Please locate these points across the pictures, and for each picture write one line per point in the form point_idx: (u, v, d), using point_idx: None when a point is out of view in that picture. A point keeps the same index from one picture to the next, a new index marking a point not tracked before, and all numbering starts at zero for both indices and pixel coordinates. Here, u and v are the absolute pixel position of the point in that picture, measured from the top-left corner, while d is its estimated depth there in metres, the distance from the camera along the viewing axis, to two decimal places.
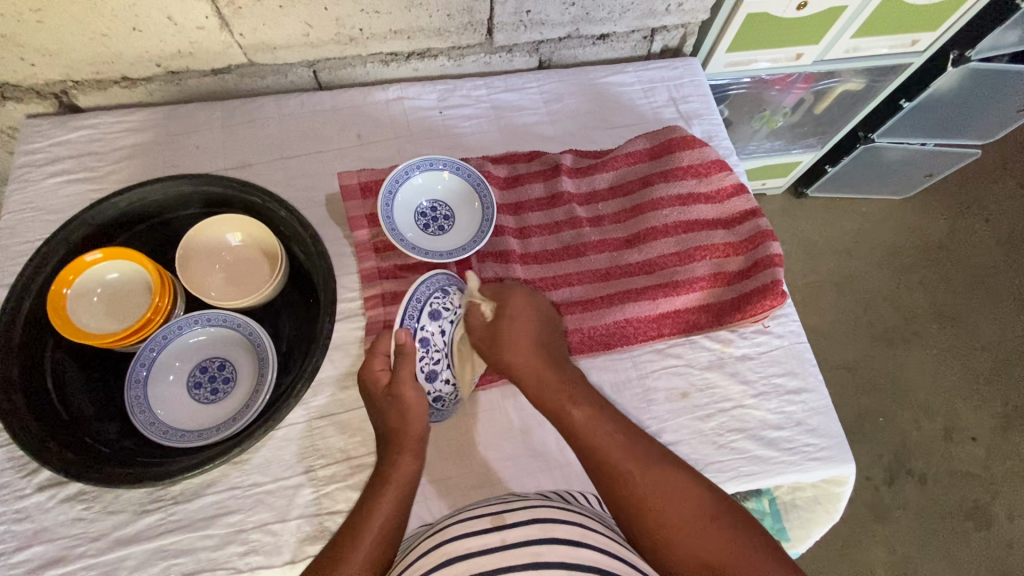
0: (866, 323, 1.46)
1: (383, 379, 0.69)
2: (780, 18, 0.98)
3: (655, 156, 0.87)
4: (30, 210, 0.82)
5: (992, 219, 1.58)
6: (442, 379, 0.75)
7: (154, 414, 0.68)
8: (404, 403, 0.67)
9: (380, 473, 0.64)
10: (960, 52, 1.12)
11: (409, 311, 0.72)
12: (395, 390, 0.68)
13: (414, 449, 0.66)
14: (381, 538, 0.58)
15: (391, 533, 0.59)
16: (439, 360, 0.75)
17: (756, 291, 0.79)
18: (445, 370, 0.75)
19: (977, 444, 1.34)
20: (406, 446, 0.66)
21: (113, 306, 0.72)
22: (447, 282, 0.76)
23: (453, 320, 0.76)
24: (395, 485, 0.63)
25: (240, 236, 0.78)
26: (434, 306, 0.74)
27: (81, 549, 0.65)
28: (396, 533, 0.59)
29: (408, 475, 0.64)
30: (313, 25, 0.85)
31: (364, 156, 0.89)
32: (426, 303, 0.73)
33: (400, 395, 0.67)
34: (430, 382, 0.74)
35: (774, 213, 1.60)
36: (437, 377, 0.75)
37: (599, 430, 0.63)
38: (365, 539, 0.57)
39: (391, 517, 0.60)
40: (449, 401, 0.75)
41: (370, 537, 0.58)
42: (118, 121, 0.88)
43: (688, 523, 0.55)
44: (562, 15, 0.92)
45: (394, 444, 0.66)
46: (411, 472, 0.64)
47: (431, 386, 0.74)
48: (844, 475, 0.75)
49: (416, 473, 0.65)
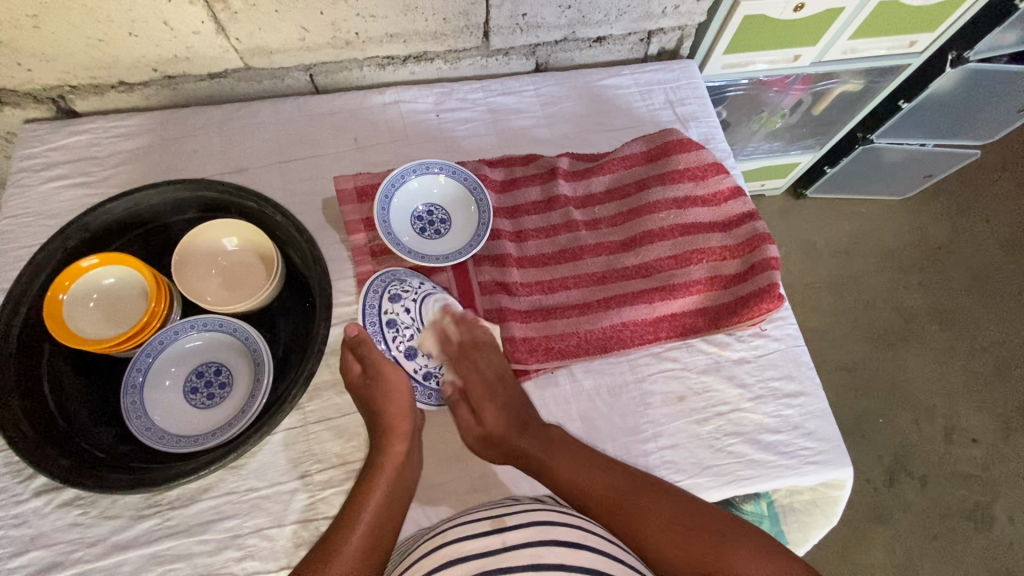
0: (865, 324, 1.45)
1: (355, 369, 0.71)
2: (777, 19, 0.97)
3: (652, 159, 0.87)
4: (28, 215, 0.83)
5: (991, 219, 1.57)
6: (423, 354, 0.77)
7: (151, 419, 0.68)
8: (388, 385, 0.70)
9: (372, 457, 0.66)
10: (958, 53, 1.12)
11: (369, 300, 0.74)
12: (373, 373, 0.70)
13: (400, 434, 0.68)
14: (376, 528, 0.61)
15: (389, 522, 0.62)
16: (412, 337, 0.76)
17: (754, 294, 0.79)
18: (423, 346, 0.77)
19: (978, 446, 1.34)
20: (395, 431, 0.68)
21: (110, 312, 0.72)
22: (406, 274, 0.79)
23: (417, 299, 0.77)
24: (387, 471, 0.65)
25: (236, 241, 0.78)
26: (393, 291, 0.76)
27: (79, 554, 0.65)
28: (392, 519, 0.63)
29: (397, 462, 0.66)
30: (309, 29, 0.85)
31: (361, 160, 0.89)
32: (385, 289, 0.76)
33: (380, 372, 0.70)
34: (411, 359, 0.76)
35: (774, 214, 1.60)
36: (416, 354, 0.76)
37: (585, 471, 0.65)
38: (359, 529, 0.60)
39: (386, 505, 0.63)
40: (438, 375, 0.77)
41: (364, 529, 0.61)
42: (116, 126, 0.88)
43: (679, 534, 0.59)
44: (558, 18, 0.92)
45: (382, 434, 0.67)
46: (402, 458, 0.67)
47: (414, 364, 0.76)
48: (842, 478, 0.75)
49: (405, 460, 0.67)
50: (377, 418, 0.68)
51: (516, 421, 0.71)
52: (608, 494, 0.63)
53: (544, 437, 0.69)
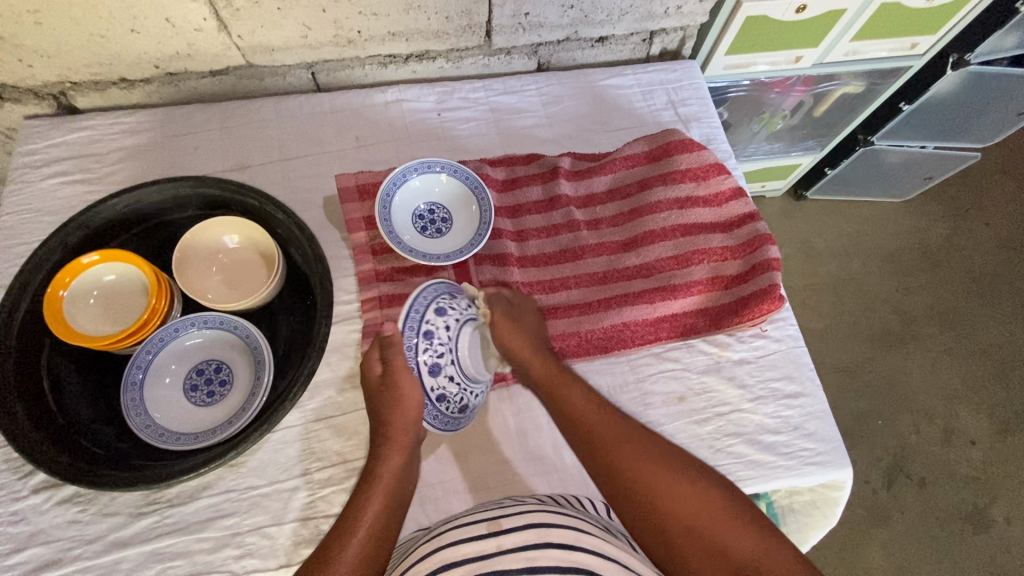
0: (865, 326, 1.46)
1: (377, 371, 0.70)
2: (779, 21, 0.97)
3: (654, 159, 0.87)
4: (28, 211, 0.82)
5: (991, 222, 1.57)
6: (446, 375, 0.70)
7: (150, 417, 0.68)
8: (399, 394, 0.67)
9: (372, 467, 0.64)
10: (959, 56, 1.12)
11: (416, 304, 0.71)
12: (390, 380, 0.68)
13: (401, 445, 0.66)
14: (375, 534, 0.58)
15: (388, 529, 0.59)
16: (443, 355, 0.70)
17: (754, 295, 0.79)
18: (449, 367, 0.71)
19: (977, 448, 1.34)
20: (396, 441, 0.66)
21: (110, 309, 0.72)
22: (453, 290, 0.75)
23: (459, 321, 0.72)
24: (385, 482, 0.63)
25: (237, 238, 0.78)
26: (440, 304, 0.72)
27: (77, 551, 0.65)
28: (389, 528, 0.59)
29: (395, 471, 0.64)
30: (311, 27, 0.85)
31: (362, 158, 0.89)
32: (433, 300, 0.72)
33: (396, 382, 0.68)
34: (433, 376, 0.70)
35: (774, 215, 1.60)
36: (440, 372, 0.70)
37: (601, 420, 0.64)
38: (356, 535, 0.57)
39: (382, 515, 0.60)
40: (451, 403, 0.71)
41: (363, 534, 0.57)
42: (116, 122, 0.88)
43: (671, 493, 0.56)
44: (560, 18, 0.92)
45: (383, 444, 0.66)
46: (400, 470, 0.64)
47: (433, 381, 0.70)
48: (842, 479, 0.75)
49: (403, 470, 0.65)
50: (381, 429, 0.67)
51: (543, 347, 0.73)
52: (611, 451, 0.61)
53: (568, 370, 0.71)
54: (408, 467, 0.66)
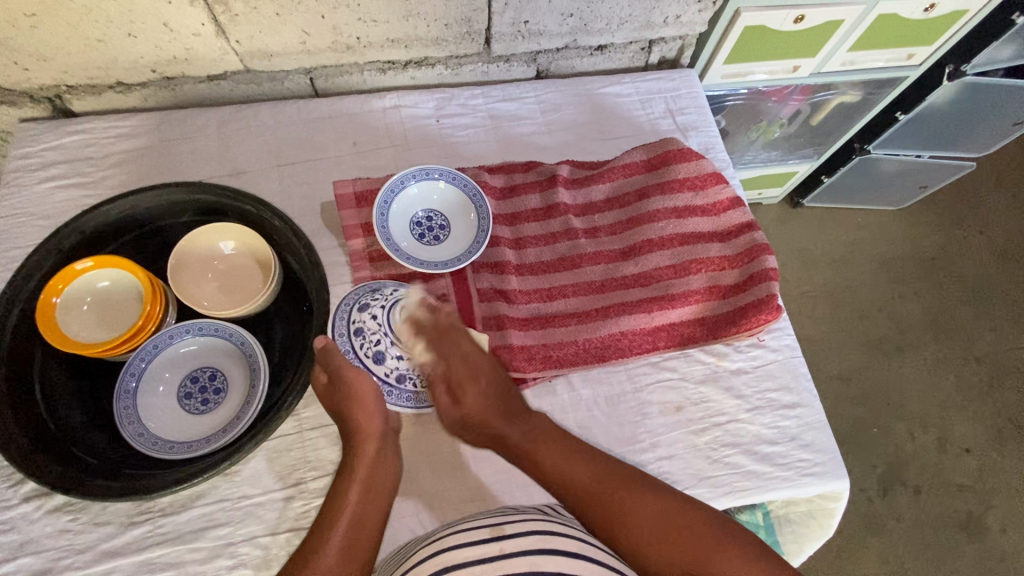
0: (862, 334, 1.46)
1: (322, 379, 0.67)
2: (778, 30, 0.98)
3: (652, 167, 0.87)
4: (22, 215, 0.82)
5: (986, 231, 1.58)
6: (391, 359, 0.71)
7: (144, 425, 0.67)
8: (353, 393, 0.67)
9: (346, 463, 0.66)
10: (955, 66, 1.12)
11: (339, 314, 0.73)
12: (337, 381, 0.67)
13: (369, 435, 0.66)
14: (353, 532, 0.61)
15: (366, 525, 0.62)
16: (380, 343, 0.71)
17: (751, 306, 0.79)
18: (391, 349, 0.71)
19: (971, 456, 1.34)
20: (363, 435, 0.66)
21: (104, 315, 0.71)
22: (382, 283, 0.76)
23: (385, 306, 0.72)
24: (360, 477, 0.64)
25: (233, 245, 0.77)
26: (361, 302, 0.73)
27: (67, 561, 0.64)
28: (368, 521, 0.62)
29: (369, 462, 0.65)
30: (310, 33, 0.85)
31: (360, 164, 0.89)
32: (356, 302, 0.73)
33: (345, 379, 0.67)
34: (381, 363, 0.71)
35: (770, 222, 1.60)
36: (385, 358, 0.71)
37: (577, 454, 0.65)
38: (337, 533, 0.61)
39: (362, 511, 0.63)
40: (413, 378, 0.72)
41: (340, 538, 0.61)
42: (113, 126, 0.88)
43: (667, 529, 0.58)
44: (560, 26, 0.92)
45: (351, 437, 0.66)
46: (373, 460, 0.66)
47: (385, 368, 0.71)
48: (838, 491, 0.75)
49: (379, 459, 0.66)
50: (344, 426, 0.67)
51: (493, 408, 0.68)
52: (598, 479, 0.62)
53: (526, 428, 0.67)
54: (383, 455, 0.67)
